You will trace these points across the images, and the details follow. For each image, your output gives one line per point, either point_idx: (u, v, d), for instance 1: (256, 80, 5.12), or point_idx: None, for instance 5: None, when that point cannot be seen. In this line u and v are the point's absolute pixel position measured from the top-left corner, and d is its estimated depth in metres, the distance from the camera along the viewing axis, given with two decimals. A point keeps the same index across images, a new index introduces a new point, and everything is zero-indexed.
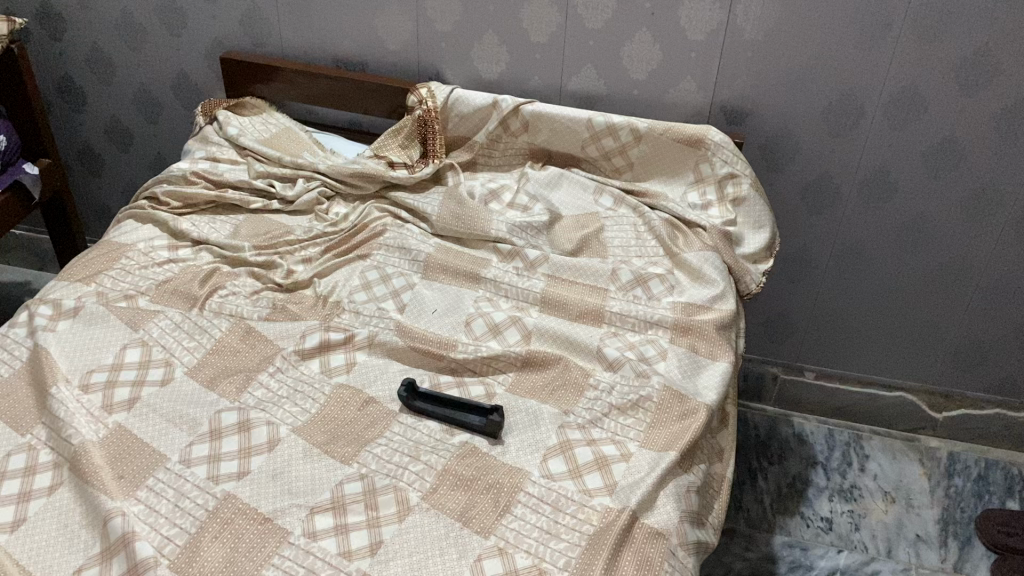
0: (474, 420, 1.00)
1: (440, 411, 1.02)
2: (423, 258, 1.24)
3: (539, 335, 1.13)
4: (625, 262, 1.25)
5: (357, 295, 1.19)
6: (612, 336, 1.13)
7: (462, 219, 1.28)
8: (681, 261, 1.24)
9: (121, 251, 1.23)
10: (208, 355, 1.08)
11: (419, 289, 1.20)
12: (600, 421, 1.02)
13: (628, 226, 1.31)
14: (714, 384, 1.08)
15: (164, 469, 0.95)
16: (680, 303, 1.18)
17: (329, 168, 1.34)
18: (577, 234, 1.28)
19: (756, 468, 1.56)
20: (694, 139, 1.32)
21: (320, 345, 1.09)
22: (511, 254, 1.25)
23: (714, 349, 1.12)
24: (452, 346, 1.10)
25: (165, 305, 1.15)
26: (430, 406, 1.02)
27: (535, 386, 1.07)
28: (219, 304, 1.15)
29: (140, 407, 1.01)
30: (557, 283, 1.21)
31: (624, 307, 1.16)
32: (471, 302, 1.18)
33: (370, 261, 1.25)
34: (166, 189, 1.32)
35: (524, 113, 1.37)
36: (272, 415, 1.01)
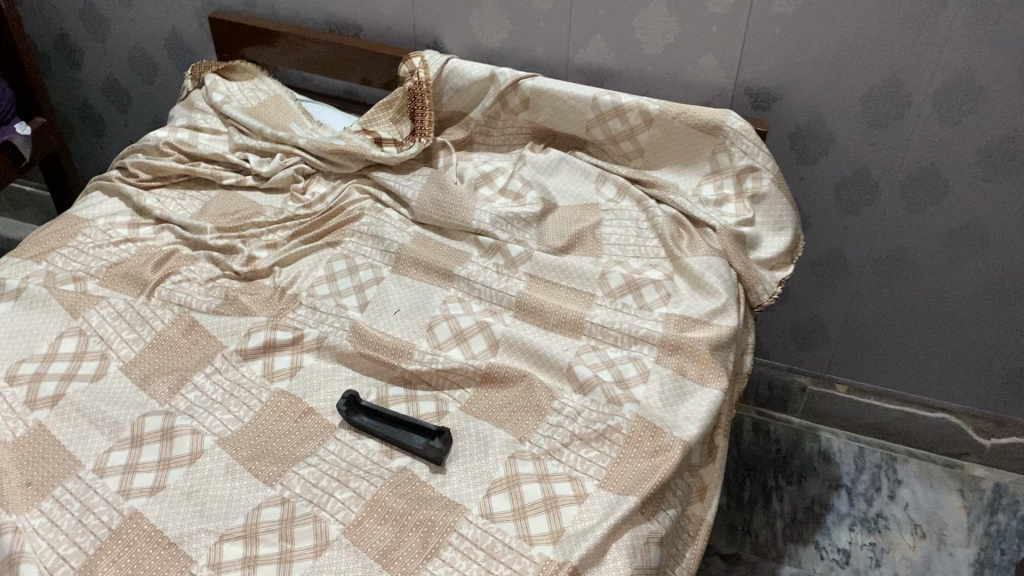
0: (415, 444, 0.89)
1: (382, 430, 0.91)
2: (395, 249, 1.13)
3: (506, 346, 1.01)
4: (618, 264, 1.12)
5: (318, 288, 1.09)
6: (589, 352, 1.01)
7: (443, 206, 1.16)
8: (681, 266, 1.10)
9: (79, 228, 1.16)
10: (146, 350, 1.00)
11: (386, 284, 1.09)
12: (558, 452, 0.90)
13: (628, 222, 1.17)
14: (698, 416, 0.94)
15: (75, 478, 0.88)
16: (674, 317, 1.04)
17: (308, 144, 1.24)
18: (568, 230, 1.15)
19: (771, 487, 1.41)
20: (711, 125, 1.16)
21: (264, 346, 1.00)
22: (492, 249, 1.13)
23: (704, 373, 0.98)
24: (408, 354, 1.00)
25: (112, 291, 1.08)
26: (372, 424, 0.92)
27: (491, 406, 0.95)
28: (169, 292, 1.07)
29: (63, 405, 0.94)
30: (538, 285, 1.09)
31: (606, 318, 1.03)
32: (439, 303, 1.06)
33: (340, 249, 1.15)
34: (135, 161, 1.24)
35: (523, 88, 1.23)
36: (200, 423, 0.93)
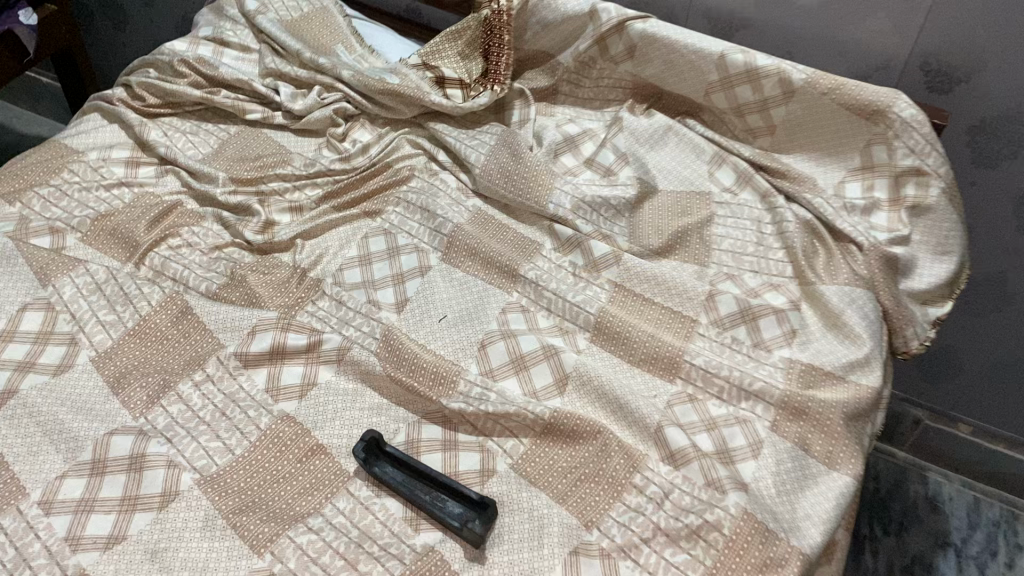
0: (449, 515, 0.68)
1: (409, 488, 0.70)
2: (448, 232, 0.89)
3: (576, 384, 0.79)
4: (729, 282, 0.87)
5: (347, 274, 0.87)
6: (685, 404, 0.78)
7: (513, 178, 0.92)
8: (814, 295, 0.85)
9: (66, 161, 0.94)
10: (127, 339, 0.80)
11: (432, 278, 0.87)
12: (634, 549, 0.68)
13: (747, 222, 0.91)
14: (822, 516, 0.71)
15: (14, 513, 0.68)
16: (798, 366, 0.80)
17: (353, 78, 0.98)
18: (669, 226, 0.90)
19: (864, 537, 1.19)
20: (871, 109, 0.88)
21: (272, 351, 0.79)
22: (570, 244, 0.89)
23: (834, 452, 0.75)
24: (451, 385, 0.78)
25: (96, 252, 0.86)
26: (396, 479, 0.71)
27: (551, 469, 0.73)
28: (163, 262, 0.86)
29: (14, 407, 0.74)
30: (625, 300, 0.85)
31: (711, 360, 0.80)
32: (497, 312, 0.84)
33: (379, 222, 0.92)
34: (142, 81, 1.01)
35: (630, 32, 0.96)
36: (180, 452, 0.73)
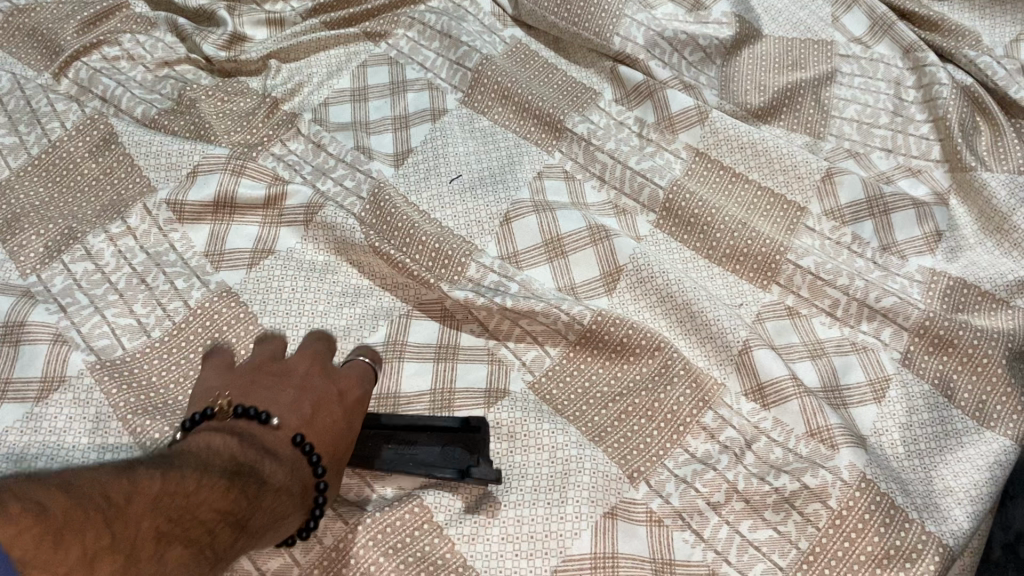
0: (439, 468, 0.48)
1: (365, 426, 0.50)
2: (473, 65, 0.66)
3: (631, 281, 0.57)
4: (851, 161, 0.64)
5: (333, 111, 0.65)
6: (781, 321, 0.57)
7: (566, 1, 0.67)
8: (969, 187, 0.61)
9: None
10: (29, 169, 0.59)
11: (447, 124, 0.64)
12: (697, 516, 0.48)
13: (880, 85, 0.67)
14: (971, 493, 0.49)
15: None
16: (943, 281, 0.58)
17: None
18: (776, 83, 0.67)
19: None
20: None
21: (218, 201, 0.57)
22: (638, 95, 0.66)
23: (988, 402, 0.53)
24: (457, 267, 0.56)
25: (6, 56, 0.65)
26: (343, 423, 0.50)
27: (585, 396, 0.53)
28: (91, 77, 0.64)
29: None
30: (707, 173, 0.62)
31: (823, 262, 0.57)
32: (530, 178, 0.62)
33: (384, 48, 0.69)
34: None
35: None
36: (74, 326, 0.53)
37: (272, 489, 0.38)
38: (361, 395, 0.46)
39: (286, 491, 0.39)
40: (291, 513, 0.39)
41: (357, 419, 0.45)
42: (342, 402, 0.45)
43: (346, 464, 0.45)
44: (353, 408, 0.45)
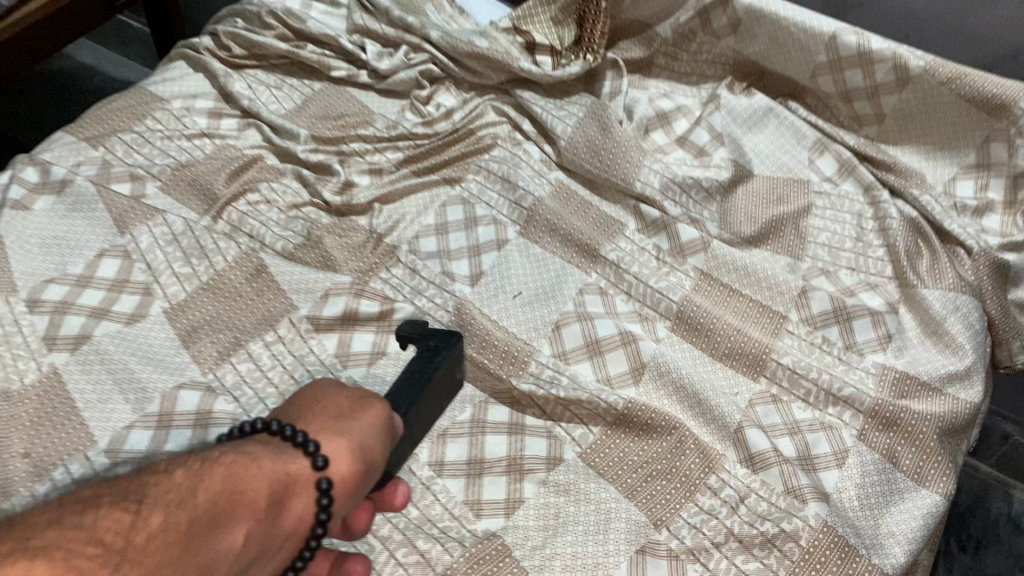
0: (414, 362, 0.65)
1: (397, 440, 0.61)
2: (528, 204, 0.86)
3: (653, 376, 0.75)
4: (823, 278, 0.82)
5: (423, 241, 0.85)
6: (767, 405, 0.74)
7: (600, 154, 0.88)
8: (915, 299, 0.79)
9: (151, 107, 0.93)
10: (200, 292, 0.79)
11: (510, 251, 0.84)
12: (704, 553, 0.65)
13: (847, 216, 0.86)
14: (909, 535, 0.67)
15: (82, 459, 0.68)
16: (892, 373, 0.75)
17: (442, 41, 0.95)
18: (764, 215, 0.86)
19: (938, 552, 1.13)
20: (996, 103, 0.81)
21: (344, 317, 0.77)
22: (656, 225, 0.86)
23: (925, 467, 0.71)
24: (522, 364, 0.75)
25: (174, 201, 0.86)
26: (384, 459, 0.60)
27: (620, 463, 0.71)
28: (240, 218, 0.84)
29: (88, 352, 0.74)
30: (710, 290, 0.81)
31: (799, 360, 0.76)
32: (575, 293, 0.81)
33: (459, 190, 0.89)
34: (229, 31, 0.99)
35: (734, 6, 0.91)
36: (244, 412, 0.71)
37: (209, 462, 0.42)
38: (332, 389, 0.53)
39: (210, 472, 0.41)
40: (225, 494, 0.41)
41: (338, 391, 0.52)
42: (307, 399, 0.51)
43: (343, 424, 0.50)
44: (315, 395, 0.52)
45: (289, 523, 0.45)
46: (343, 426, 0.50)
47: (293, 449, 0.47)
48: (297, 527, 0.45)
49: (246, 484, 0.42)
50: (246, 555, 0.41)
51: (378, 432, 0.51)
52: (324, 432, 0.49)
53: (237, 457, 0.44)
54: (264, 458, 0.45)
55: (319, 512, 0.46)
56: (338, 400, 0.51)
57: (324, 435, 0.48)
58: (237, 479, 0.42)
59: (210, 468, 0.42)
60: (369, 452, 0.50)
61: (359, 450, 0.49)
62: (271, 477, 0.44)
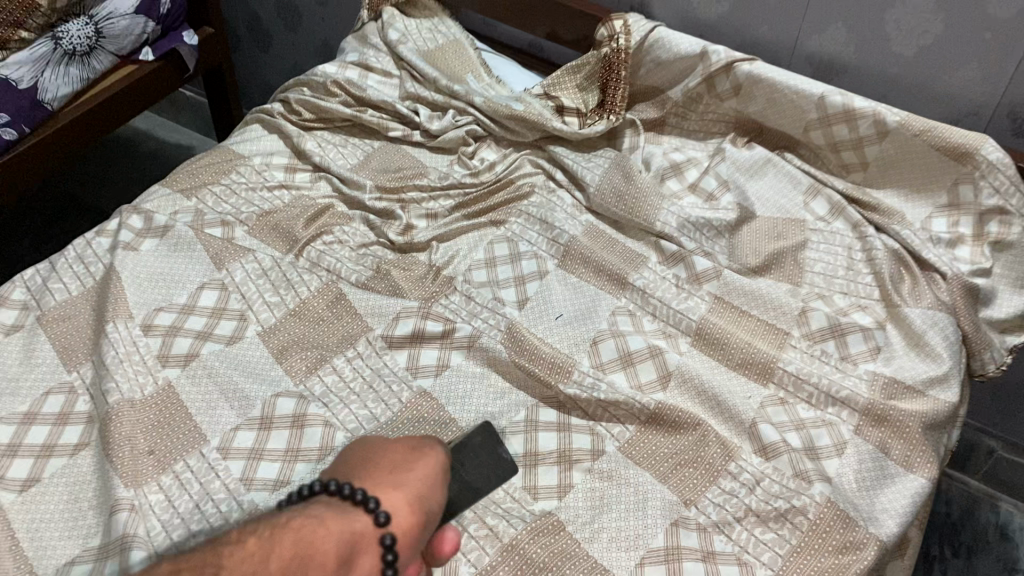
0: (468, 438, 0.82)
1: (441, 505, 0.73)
2: (564, 241, 1.00)
3: (679, 381, 0.88)
4: (820, 300, 0.96)
5: (475, 274, 0.99)
6: (776, 406, 0.87)
7: (624, 199, 1.03)
8: (899, 317, 0.93)
9: (235, 164, 1.08)
10: (287, 317, 0.92)
11: (549, 281, 0.98)
12: (728, 526, 0.78)
13: (839, 248, 1.00)
14: (899, 510, 0.79)
15: (198, 455, 0.81)
16: (882, 378, 0.88)
17: (484, 105, 1.11)
18: (767, 249, 1.00)
19: (934, 557, 1.24)
20: (961, 151, 0.96)
21: (414, 335, 0.90)
22: (675, 257, 1.00)
23: (912, 456, 0.83)
24: (566, 373, 0.88)
25: (259, 242, 0.99)
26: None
27: (653, 454, 0.83)
28: (318, 255, 0.98)
29: (197, 368, 0.87)
30: (724, 311, 0.94)
31: (802, 367, 0.89)
32: (608, 315, 0.94)
33: (503, 231, 1.04)
34: (300, 98, 1.15)
35: (737, 73, 1.06)
36: (334, 415, 0.84)
37: (279, 530, 0.52)
38: (386, 450, 0.64)
39: (280, 539, 0.52)
40: (296, 556, 0.51)
41: (391, 453, 0.63)
42: (367, 460, 0.63)
43: (396, 478, 0.61)
44: (373, 457, 0.63)
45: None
46: (397, 482, 0.61)
47: (358, 509, 0.57)
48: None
49: (319, 546, 0.53)
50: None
51: (427, 481, 0.63)
52: (382, 490, 0.60)
53: (308, 522, 0.54)
54: (332, 521, 0.55)
55: (386, 566, 0.56)
56: (391, 460, 0.62)
57: (380, 492, 0.59)
58: (306, 542, 0.52)
59: (281, 534, 0.52)
60: (422, 500, 0.61)
61: (413, 501, 0.60)
62: (342, 538, 0.54)
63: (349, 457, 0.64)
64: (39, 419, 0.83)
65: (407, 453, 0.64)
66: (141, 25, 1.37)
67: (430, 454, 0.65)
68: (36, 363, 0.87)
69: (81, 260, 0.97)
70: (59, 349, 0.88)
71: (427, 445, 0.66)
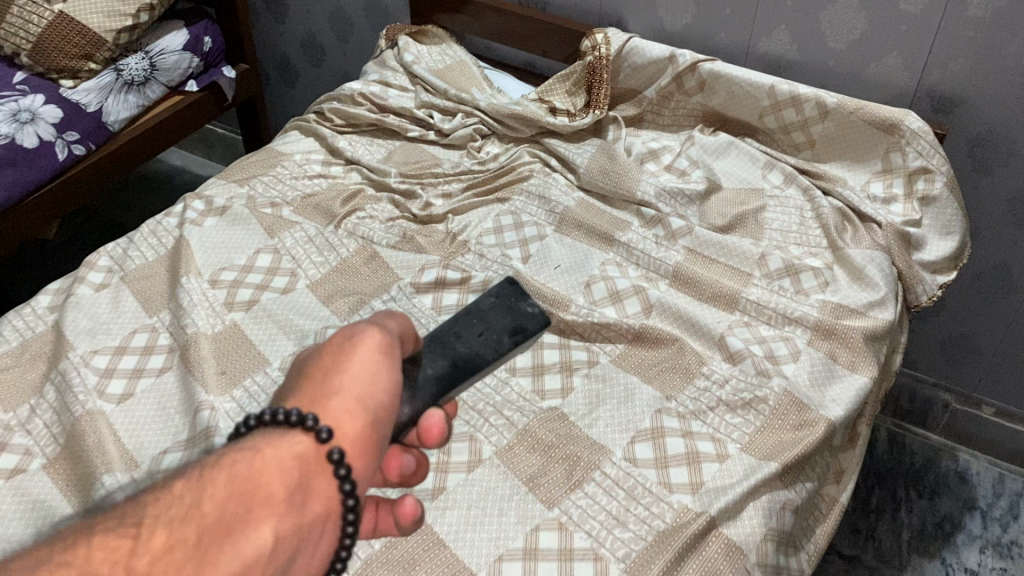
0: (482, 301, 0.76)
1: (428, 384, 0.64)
2: (560, 211, 1.19)
3: (659, 310, 1.06)
4: (778, 249, 1.14)
5: (485, 238, 1.17)
6: (742, 327, 1.04)
7: (610, 175, 1.22)
8: (843, 257, 1.11)
9: (279, 160, 1.28)
10: (330, 272, 1.10)
11: (549, 241, 1.16)
12: (702, 413, 0.94)
13: (793, 210, 1.19)
14: (845, 399, 0.96)
15: (263, 372, 0.97)
16: (831, 304, 1.05)
17: (488, 107, 1.31)
18: (731, 212, 1.18)
19: (901, 498, 1.39)
20: (888, 123, 1.16)
21: (437, 282, 1.07)
22: (654, 220, 1.18)
23: (856, 360, 0.99)
24: (565, 305, 1.05)
25: (303, 218, 1.18)
26: (415, 399, 0.63)
27: (639, 364, 1.00)
28: (354, 226, 1.16)
29: (257, 310, 1.04)
30: (696, 259, 1.13)
31: (762, 296, 1.06)
32: (599, 264, 1.12)
33: (508, 206, 1.22)
34: (332, 107, 1.35)
35: (700, 71, 1.26)
36: None
37: (210, 466, 0.43)
38: (321, 354, 0.52)
39: (212, 477, 0.42)
40: (234, 494, 0.42)
41: (325, 356, 0.51)
42: (303, 368, 0.51)
43: (336, 381, 0.50)
44: (311, 360, 0.52)
45: (316, 505, 0.45)
46: (335, 387, 0.49)
47: (293, 431, 0.47)
48: (326, 506, 0.46)
49: (258, 481, 0.44)
50: (282, 548, 0.42)
51: (373, 374, 0.51)
52: (320, 402, 0.48)
53: (241, 456, 0.44)
54: (268, 449, 0.45)
55: (343, 484, 0.47)
56: (322, 362, 0.50)
57: (319, 404, 0.48)
58: (242, 478, 0.43)
59: (212, 470, 0.43)
60: (368, 398, 0.50)
61: (359, 403, 0.49)
62: (283, 467, 0.45)
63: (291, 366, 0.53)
64: (129, 350, 1.00)
65: (335, 350, 0.52)
66: (187, 59, 1.58)
67: (371, 340, 0.53)
68: (123, 311, 1.04)
69: (155, 234, 1.15)
70: (141, 300, 1.06)
71: (357, 332, 0.53)
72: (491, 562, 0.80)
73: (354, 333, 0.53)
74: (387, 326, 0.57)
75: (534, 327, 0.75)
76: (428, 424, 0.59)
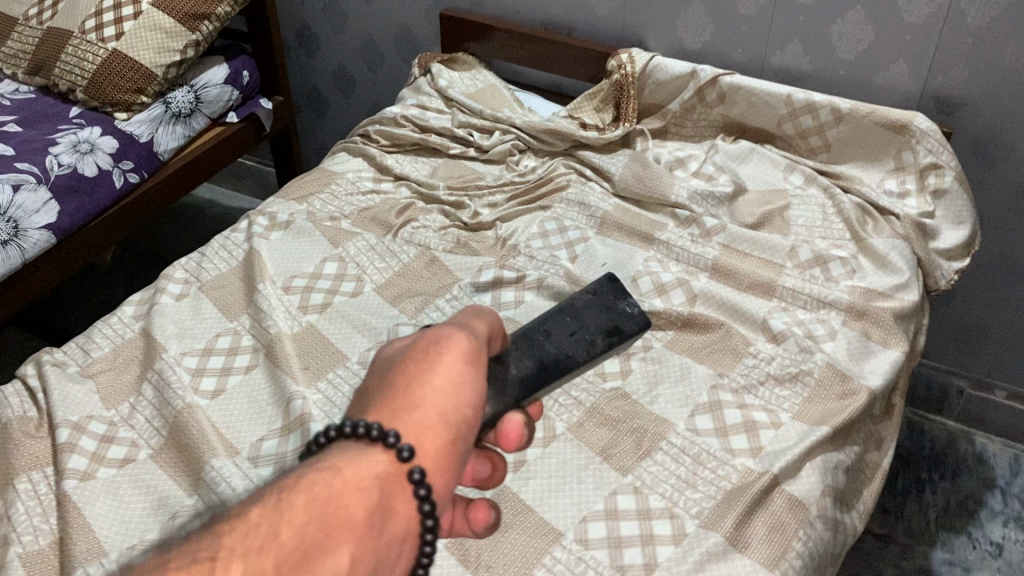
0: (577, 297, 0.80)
1: (520, 381, 0.66)
2: (600, 215, 1.28)
3: (703, 300, 1.14)
4: (805, 242, 1.23)
5: (533, 242, 1.25)
6: (781, 311, 1.13)
7: (644, 181, 1.31)
8: (866, 246, 1.20)
9: (332, 178, 1.36)
10: (394, 277, 1.17)
11: (592, 242, 1.24)
12: (754, 388, 1.02)
13: (815, 207, 1.28)
14: (882, 370, 1.04)
15: (344, 366, 1.04)
16: (859, 287, 1.14)
17: (524, 124, 1.41)
18: (759, 210, 1.27)
19: (924, 480, 1.47)
20: (900, 124, 1.26)
21: (495, 280, 1.15)
22: (688, 220, 1.27)
23: (889, 337, 1.08)
24: None
25: (362, 229, 1.26)
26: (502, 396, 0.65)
27: (690, 347, 1.08)
28: (411, 234, 1.25)
29: (331, 311, 1.12)
30: (732, 254, 1.22)
31: (796, 283, 1.15)
32: (642, 260, 1.21)
33: (551, 212, 1.31)
34: (377, 129, 1.45)
35: (721, 84, 1.36)
36: None
37: (289, 491, 0.45)
38: (404, 360, 0.53)
39: (291, 504, 0.44)
40: (313, 518, 0.44)
41: (407, 367, 0.52)
42: (385, 377, 0.52)
43: (419, 395, 0.51)
44: (392, 367, 0.53)
45: (397, 523, 0.47)
46: (417, 401, 0.50)
47: (374, 448, 0.48)
48: (407, 526, 0.47)
49: (340, 502, 0.45)
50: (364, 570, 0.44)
51: (454, 388, 0.52)
52: (402, 417, 0.49)
53: (319, 478, 0.46)
54: (348, 470, 0.46)
55: (421, 503, 0.48)
56: (408, 371, 0.52)
57: (401, 419, 0.49)
58: (321, 501, 0.44)
59: (292, 496, 0.44)
60: (447, 413, 0.51)
61: (441, 419, 0.50)
62: (364, 488, 0.46)
63: (372, 371, 0.54)
64: (215, 351, 1.07)
65: (417, 361, 0.52)
66: (229, 92, 1.66)
67: (453, 349, 0.53)
68: (204, 317, 1.12)
69: (224, 248, 1.23)
70: (221, 307, 1.13)
71: (445, 338, 0.54)
72: (576, 522, 0.87)
73: (440, 340, 0.54)
74: (473, 329, 0.58)
75: (630, 329, 0.78)
76: (505, 430, 0.59)
